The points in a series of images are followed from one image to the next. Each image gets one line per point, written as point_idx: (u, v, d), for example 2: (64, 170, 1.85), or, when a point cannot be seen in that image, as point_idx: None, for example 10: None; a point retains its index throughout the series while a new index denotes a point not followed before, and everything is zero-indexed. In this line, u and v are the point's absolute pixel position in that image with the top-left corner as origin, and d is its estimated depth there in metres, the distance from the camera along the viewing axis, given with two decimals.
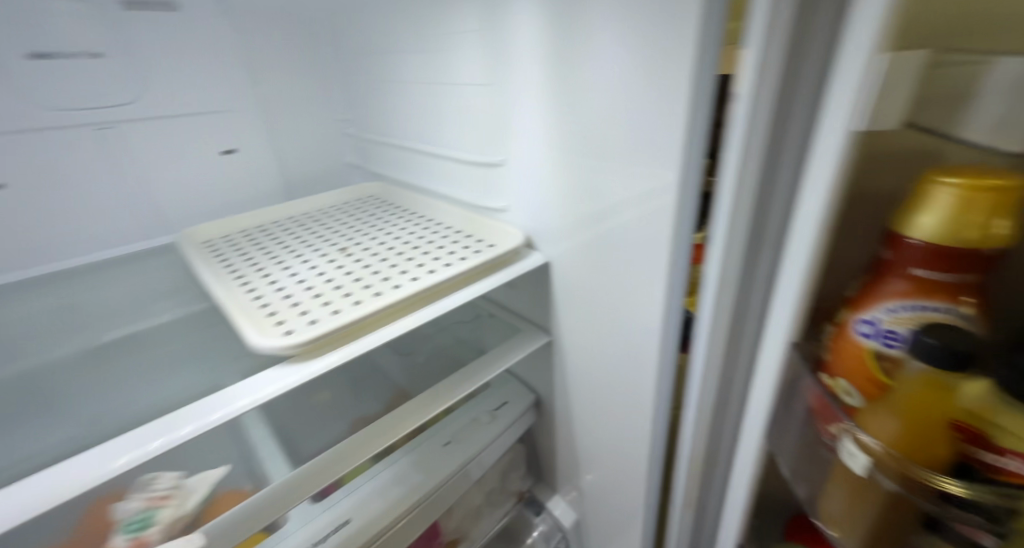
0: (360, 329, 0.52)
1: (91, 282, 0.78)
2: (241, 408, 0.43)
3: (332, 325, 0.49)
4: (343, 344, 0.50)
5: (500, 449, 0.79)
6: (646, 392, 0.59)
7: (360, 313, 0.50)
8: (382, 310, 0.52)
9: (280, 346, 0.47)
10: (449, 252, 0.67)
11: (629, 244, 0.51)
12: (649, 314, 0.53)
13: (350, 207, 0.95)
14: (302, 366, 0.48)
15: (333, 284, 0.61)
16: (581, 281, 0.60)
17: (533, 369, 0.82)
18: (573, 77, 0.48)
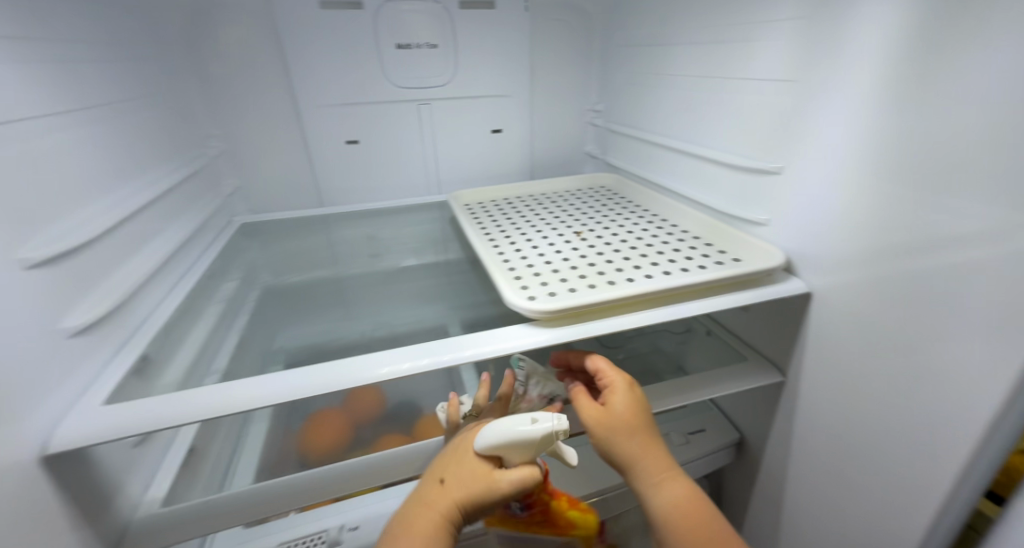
0: (594, 313, 0.53)
1: (383, 222, 1.00)
2: (483, 354, 0.49)
3: (572, 301, 0.51)
4: (577, 322, 0.52)
5: (686, 477, 0.72)
6: (931, 484, 0.45)
7: (600, 298, 0.52)
8: (619, 300, 0.52)
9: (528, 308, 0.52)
10: (692, 256, 0.62)
11: (964, 295, 0.39)
12: (971, 390, 0.40)
13: (583, 194, 0.97)
14: (539, 333, 0.51)
15: (572, 266, 0.64)
16: (857, 323, 0.49)
17: (746, 406, 0.72)
18: (936, 74, 0.39)
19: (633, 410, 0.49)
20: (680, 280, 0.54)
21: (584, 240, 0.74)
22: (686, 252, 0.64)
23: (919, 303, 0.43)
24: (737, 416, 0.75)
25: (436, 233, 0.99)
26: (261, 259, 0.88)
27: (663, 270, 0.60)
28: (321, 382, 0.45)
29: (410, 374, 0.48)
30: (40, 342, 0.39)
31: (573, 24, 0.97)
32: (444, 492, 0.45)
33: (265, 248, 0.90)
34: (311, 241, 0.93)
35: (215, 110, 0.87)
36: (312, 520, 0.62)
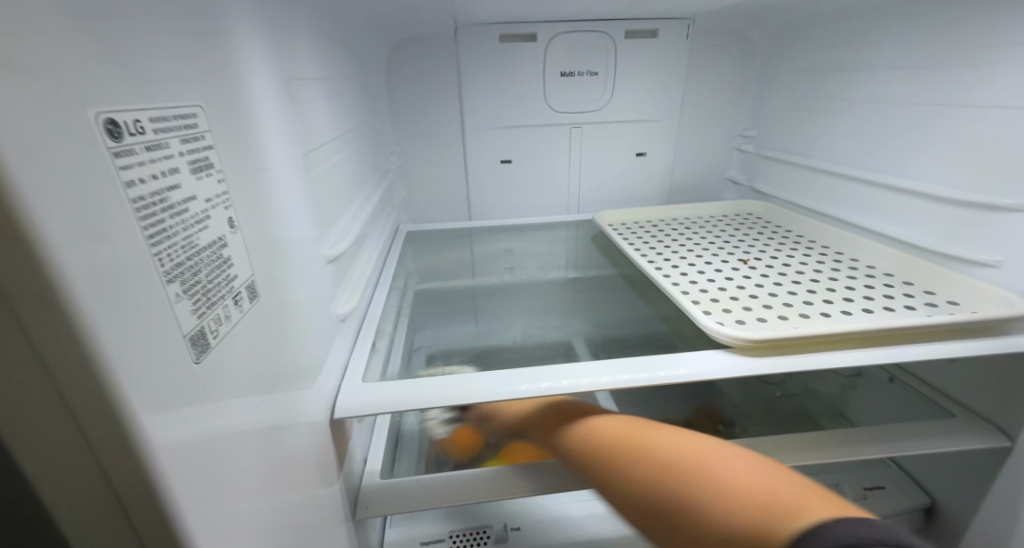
0: (798, 347, 0.52)
1: (526, 237, 1.05)
2: (685, 376, 0.50)
3: (781, 332, 0.51)
4: (781, 353, 0.51)
5: None
6: None
7: (811, 330, 0.50)
8: (831, 334, 0.50)
9: (729, 334, 0.52)
10: (895, 292, 0.58)
11: None
12: None
13: (731, 220, 0.95)
14: (742, 364, 0.51)
15: (753, 294, 0.63)
16: None
17: (936, 465, 0.65)
18: None
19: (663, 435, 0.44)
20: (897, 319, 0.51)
21: (752, 266, 0.72)
22: (885, 287, 0.60)
23: None
24: (919, 472, 0.68)
25: (576, 249, 1.02)
26: (421, 265, 0.96)
27: (865, 306, 0.56)
28: (535, 387, 0.49)
29: (613, 387, 0.50)
30: (328, 325, 0.48)
31: (733, 51, 0.97)
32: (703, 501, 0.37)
33: (424, 254, 0.99)
34: (462, 251, 1.01)
35: (396, 130, 0.98)
36: (477, 512, 0.67)
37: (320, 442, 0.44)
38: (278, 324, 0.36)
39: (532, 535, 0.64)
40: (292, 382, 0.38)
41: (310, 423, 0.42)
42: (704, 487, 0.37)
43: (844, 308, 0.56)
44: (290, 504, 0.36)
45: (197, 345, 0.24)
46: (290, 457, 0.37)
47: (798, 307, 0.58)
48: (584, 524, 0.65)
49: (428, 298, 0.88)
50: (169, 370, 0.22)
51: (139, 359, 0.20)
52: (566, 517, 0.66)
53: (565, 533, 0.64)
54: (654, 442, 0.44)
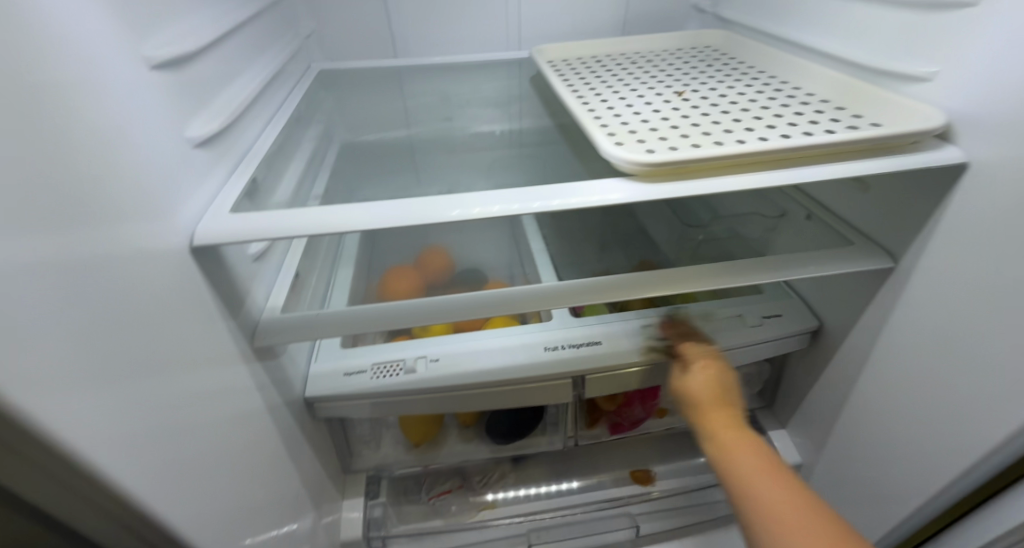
0: (703, 172, 0.47)
1: (463, 79, 0.95)
2: (576, 205, 0.45)
3: (683, 154, 0.45)
4: (683, 179, 0.46)
5: (750, 357, 0.72)
6: None
7: (715, 153, 0.45)
8: (735, 155, 0.45)
9: (628, 159, 0.46)
10: (821, 116, 0.53)
11: None
12: None
13: (682, 51, 0.86)
14: (643, 189, 0.46)
15: (670, 121, 0.57)
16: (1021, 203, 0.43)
17: (838, 295, 0.69)
18: None
19: (709, 386, 0.59)
20: (809, 138, 0.46)
21: (678, 95, 0.65)
22: (813, 112, 0.55)
23: None
24: (827, 306, 0.71)
25: (515, 87, 0.93)
26: (343, 111, 0.87)
27: (783, 127, 0.52)
28: (415, 209, 0.45)
29: (510, 216, 0.46)
30: (167, 142, 0.41)
31: None
32: (731, 448, 0.51)
33: (344, 98, 0.90)
34: (389, 94, 0.91)
35: None
36: (394, 347, 0.69)
37: (186, 273, 0.42)
38: (53, 120, 0.29)
39: (446, 366, 0.66)
40: (101, 201, 0.32)
41: (165, 250, 0.39)
42: (748, 496, 0.45)
43: (760, 130, 0.51)
44: (139, 325, 0.34)
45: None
46: (126, 281, 0.33)
47: (714, 132, 0.52)
48: (497, 354, 0.68)
49: (352, 146, 0.80)
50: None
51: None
52: (480, 351, 0.68)
53: (477, 362, 0.67)
54: (736, 471, 0.48)
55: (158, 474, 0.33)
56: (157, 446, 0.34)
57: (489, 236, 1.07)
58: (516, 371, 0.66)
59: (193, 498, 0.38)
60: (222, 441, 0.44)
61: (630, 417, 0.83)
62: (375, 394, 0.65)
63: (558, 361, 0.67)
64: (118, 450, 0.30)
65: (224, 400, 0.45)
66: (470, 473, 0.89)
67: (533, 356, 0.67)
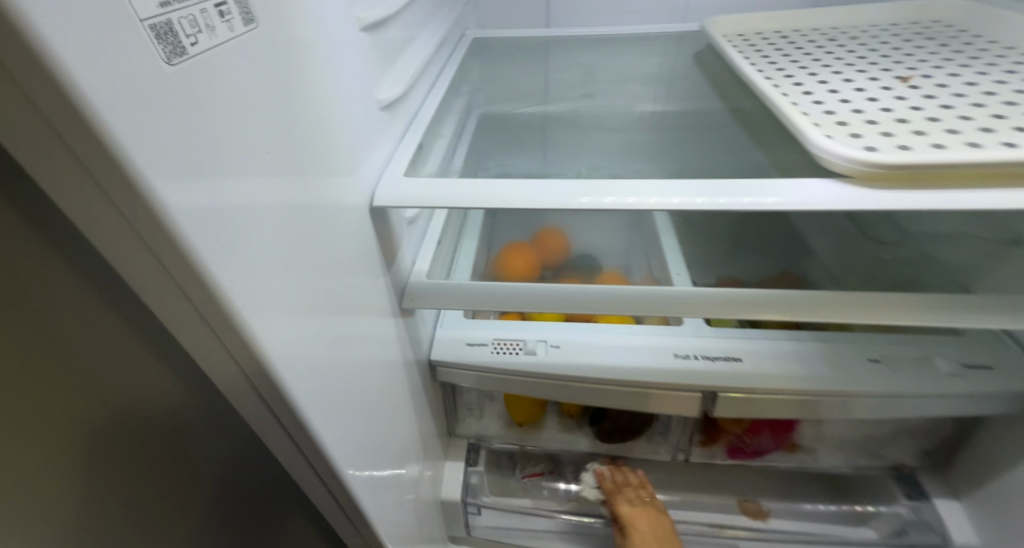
0: (949, 180, 0.37)
1: (614, 53, 0.89)
2: (771, 206, 0.38)
3: (928, 157, 0.35)
4: (919, 187, 0.37)
5: (936, 410, 0.59)
6: None
7: (977, 159, 0.35)
8: (1005, 164, 0.35)
9: (847, 158, 0.38)
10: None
11: None
12: None
13: (898, 25, 0.70)
14: (863, 194, 0.37)
15: (891, 106, 0.46)
16: None
17: None
18: None
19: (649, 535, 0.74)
20: None
21: (897, 73, 0.52)
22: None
23: None
24: None
25: (669, 64, 0.84)
26: (489, 80, 0.86)
27: None
28: (579, 191, 0.42)
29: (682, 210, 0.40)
30: (365, 104, 0.43)
31: None
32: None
33: (492, 67, 0.89)
34: (536, 65, 0.89)
35: None
36: (517, 326, 0.68)
37: (367, 233, 0.43)
38: (296, 78, 0.31)
39: (567, 355, 0.63)
40: (317, 152, 0.34)
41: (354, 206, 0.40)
42: None
43: None
44: (332, 279, 0.36)
45: (162, 38, 0.20)
46: (330, 235, 0.36)
47: (956, 123, 0.41)
48: (623, 353, 0.63)
49: (493, 117, 0.79)
50: (95, 25, 0.16)
51: (71, 54, 0.15)
52: (604, 346, 0.64)
53: (601, 357, 0.63)
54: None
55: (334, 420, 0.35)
56: (334, 395, 0.36)
57: (611, 223, 1.01)
58: (642, 374, 0.61)
59: (353, 448, 0.40)
60: (373, 395, 0.46)
61: (756, 445, 0.75)
62: (493, 369, 0.65)
63: (692, 373, 0.61)
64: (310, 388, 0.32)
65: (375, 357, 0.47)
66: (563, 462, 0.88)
67: (664, 362, 0.62)
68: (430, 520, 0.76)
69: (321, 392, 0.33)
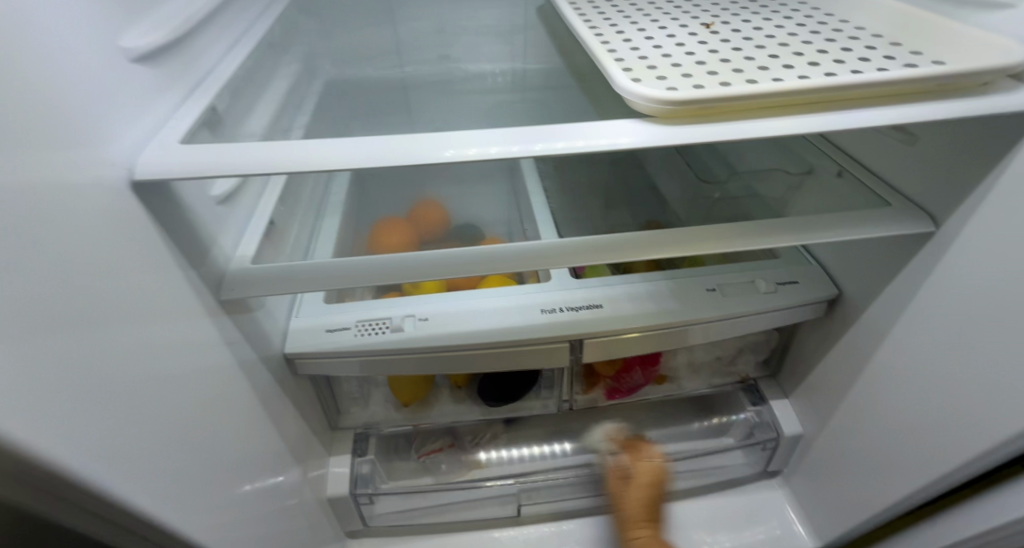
0: (736, 114, 0.40)
1: (461, 11, 0.85)
2: (590, 148, 0.38)
3: (714, 92, 0.38)
4: (711, 121, 0.39)
5: (765, 323, 0.68)
6: None
7: (750, 91, 0.38)
8: (771, 95, 0.38)
9: (649, 96, 0.39)
10: (868, 47, 0.45)
11: None
12: None
13: None
14: (665, 131, 0.39)
15: (693, 48, 0.49)
16: None
17: (865, 263, 0.63)
18: None
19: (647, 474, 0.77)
20: (858, 74, 0.39)
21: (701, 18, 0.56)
22: (855, 43, 0.47)
23: None
24: (848, 274, 0.67)
25: (519, 22, 0.83)
26: (327, 41, 0.78)
27: (825, 59, 0.44)
28: (401, 149, 0.39)
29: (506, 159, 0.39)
30: (104, 54, 0.34)
31: None
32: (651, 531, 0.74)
33: (328, 26, 0.81)
34: (379, 24, 0.82)
35: None
36: (382, 304, 0.64)
37: (141, 216, 0.35)
38: None
39: (437, 326, 0.61)
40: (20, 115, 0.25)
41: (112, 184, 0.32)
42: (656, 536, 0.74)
43: (800, 62, 0.44)
44: (85, 281, 0.28)
45: None
46: (64, 227, 0.27)
47: (742, 63, 0.44)
48: (492, 316, 0.63)
49: (339, 82, 0.72)
50: None
51: None
52: (473, 311, 0.63)
53: (471, 321, 0.62)
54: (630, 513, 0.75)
55: (136, 444, 0.29)
56: (127, 417, 0.29)
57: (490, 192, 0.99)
58: (511, 332, 0.61)
59: (174, 473, 0.34)
60: (202, 405, 0.40)
61: (629, 383, 0.81)
62: (359, 353, 0.61)
63: (558, 323, 0.62)
64: (77, 425, 0.24)
65: (196, 362, 0.40)
66: (462, 433, 0.88)
67: (532, 316, 0.62)
68: (321, 523, 0.71)
69: (96, 423, 0.26)
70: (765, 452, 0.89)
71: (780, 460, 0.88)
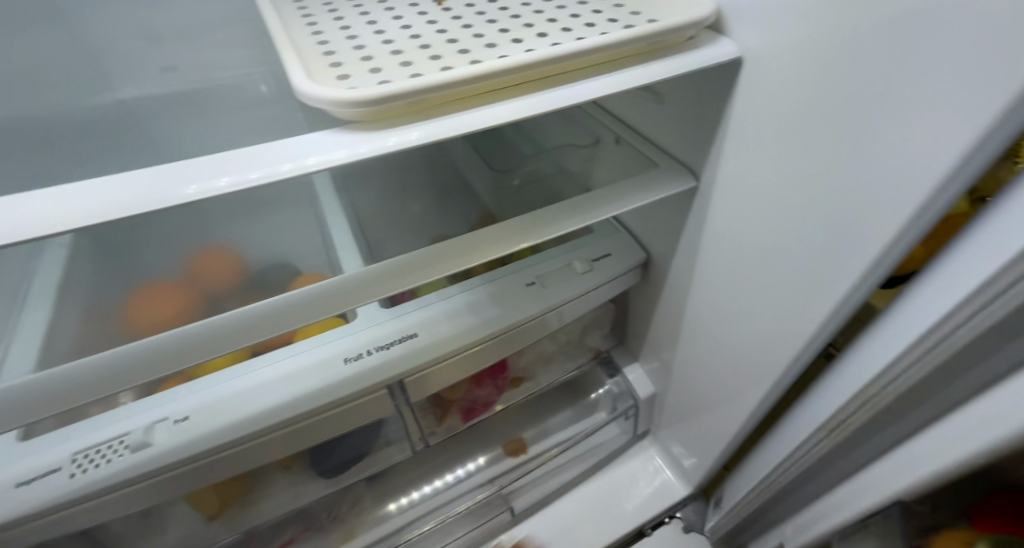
0: (454, 105, 0.35)
1: None
2: (252, 184, 0.29)
3: (412, 84, 0.31)
4: (426, 117, 0.34)
5: (591, 303, 0.67)
6: (822, 293, 0.42)
7: (456, 78, 0.32)
8: (484, 77, 0.33)
9: (337, 98, 0.30)
10: (593, 9, 0.43)
11: (905, 59, 0.28)
12: (885, 179, 0.32)
13: None
14: (373, 136, 0.32)
15: (415, 23, 0.40)
16: (782, 101, 0.38)
17: (658, 224, 0.65)
18: None
19: None
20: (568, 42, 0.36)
21: None
22: (585, 4, 0.43)
23: (857, 64, 0.31)
24: (649, 238, 0.68)
25: None
26: None
27: (546, 24, 0.40)
28: None
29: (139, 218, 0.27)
30: None
31: None
32: None
33: None
34: None
35: None
36: (124, 415, 0.48)
37: None
38: None
39: (203, 423, 0.48)
40: None
41: None
42: None
43: (518, 29, 0.39)
44: None
45: None
46: None
47: (466, 40, 0.38)
48: (278, 387, 0.51)
49: None
50: None
51: None
52: (256, 387, 0.51)
53: (250, 403, 0.49)
54: None
55: None
56: None
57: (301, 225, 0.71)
58: (304, 403, 0.50)
59: None
60: None
61: (483, 399, 0.75)
62: (95, 495, 0.45)
63: (365, 371, 0.52)
64: None
65: None
66: (317, 512, 0.75)
67: (326, 376, 0.52)
68: None
69: None
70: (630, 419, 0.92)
71: (644, 422, 0.92)
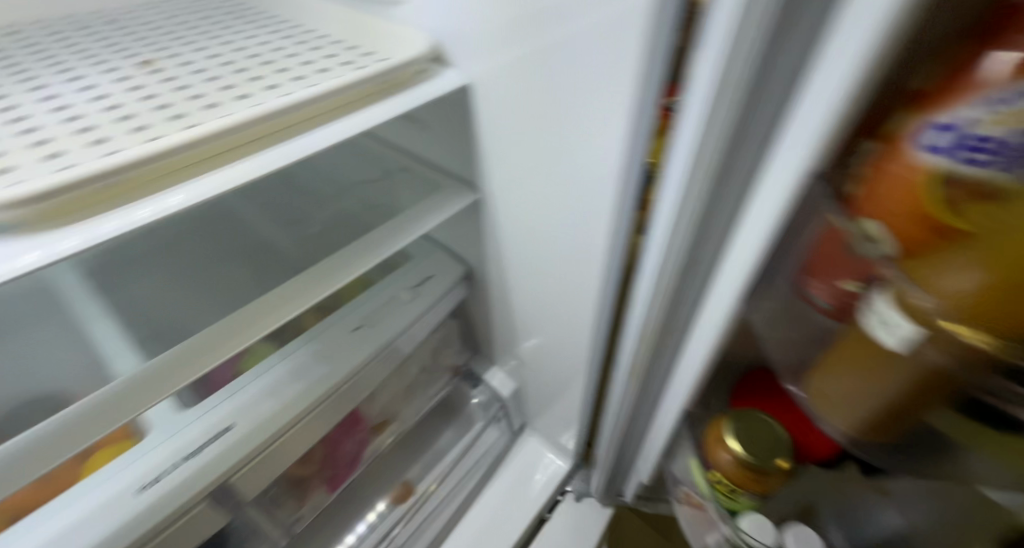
0: (167, 178, 0.33)
1: None
2: None
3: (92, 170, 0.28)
4: (131, 199, 0.31)
5: (423, 330, 0.66)
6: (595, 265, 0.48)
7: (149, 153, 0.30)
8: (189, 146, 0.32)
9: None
10: (325, 54, 0.43)
11: (576, 70, 0.34)
12: (596, 164, 0.38)
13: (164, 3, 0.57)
14: (58, 234, 0.29)
15: (117, 99, 0.36)
16: (511, 112, 0.43)
17: (464, 237, 0.67)
18: None
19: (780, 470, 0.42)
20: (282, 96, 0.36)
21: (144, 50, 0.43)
22: (315, 54, 0.44)
23: (548, 78, 0.37)
24: (462, 251, 0.70)
25: None
26: None
27: (267, 80, 0.39)
28: None
29: None
30: None
31: None
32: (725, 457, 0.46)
33: None
34: None
35: None
36: None
37: None
38: None
39: None
40: None
41: None
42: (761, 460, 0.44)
43: (236, 89, 0.38)
44: None
45: None
46: None
47: (176, 104, 0.36)
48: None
49: None
50: None
51: None
52: None
53: None
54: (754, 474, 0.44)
55: None
56: None
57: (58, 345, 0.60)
58: None
59: None
60: None
61: (348, 457, 0.71)
62: None
63: (168, 492, 0.45)
64: None
65: None
66: None
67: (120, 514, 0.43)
68: None
69: None
70: (503, 421, 0.97)
71: (517, 418, 0.97)
